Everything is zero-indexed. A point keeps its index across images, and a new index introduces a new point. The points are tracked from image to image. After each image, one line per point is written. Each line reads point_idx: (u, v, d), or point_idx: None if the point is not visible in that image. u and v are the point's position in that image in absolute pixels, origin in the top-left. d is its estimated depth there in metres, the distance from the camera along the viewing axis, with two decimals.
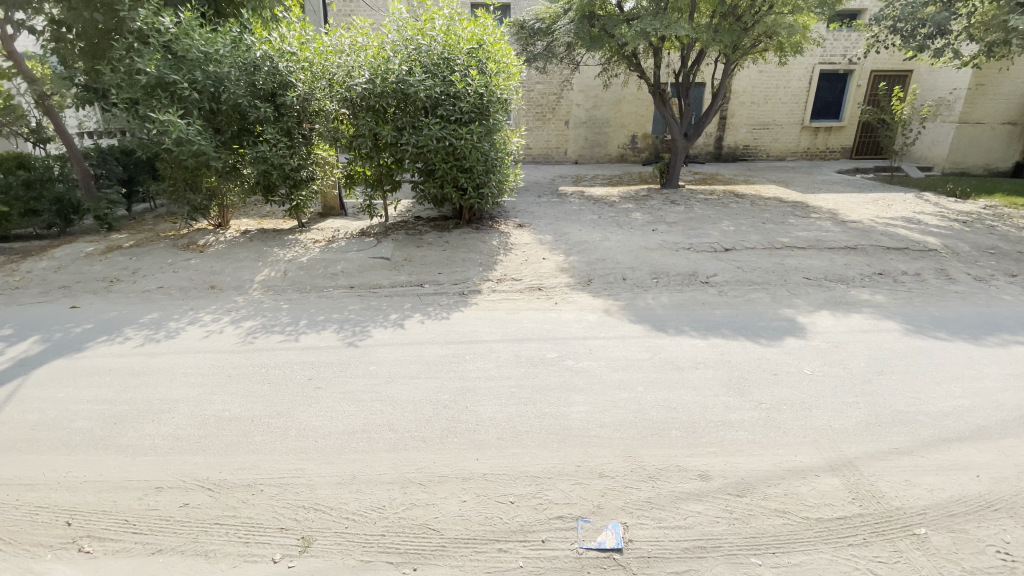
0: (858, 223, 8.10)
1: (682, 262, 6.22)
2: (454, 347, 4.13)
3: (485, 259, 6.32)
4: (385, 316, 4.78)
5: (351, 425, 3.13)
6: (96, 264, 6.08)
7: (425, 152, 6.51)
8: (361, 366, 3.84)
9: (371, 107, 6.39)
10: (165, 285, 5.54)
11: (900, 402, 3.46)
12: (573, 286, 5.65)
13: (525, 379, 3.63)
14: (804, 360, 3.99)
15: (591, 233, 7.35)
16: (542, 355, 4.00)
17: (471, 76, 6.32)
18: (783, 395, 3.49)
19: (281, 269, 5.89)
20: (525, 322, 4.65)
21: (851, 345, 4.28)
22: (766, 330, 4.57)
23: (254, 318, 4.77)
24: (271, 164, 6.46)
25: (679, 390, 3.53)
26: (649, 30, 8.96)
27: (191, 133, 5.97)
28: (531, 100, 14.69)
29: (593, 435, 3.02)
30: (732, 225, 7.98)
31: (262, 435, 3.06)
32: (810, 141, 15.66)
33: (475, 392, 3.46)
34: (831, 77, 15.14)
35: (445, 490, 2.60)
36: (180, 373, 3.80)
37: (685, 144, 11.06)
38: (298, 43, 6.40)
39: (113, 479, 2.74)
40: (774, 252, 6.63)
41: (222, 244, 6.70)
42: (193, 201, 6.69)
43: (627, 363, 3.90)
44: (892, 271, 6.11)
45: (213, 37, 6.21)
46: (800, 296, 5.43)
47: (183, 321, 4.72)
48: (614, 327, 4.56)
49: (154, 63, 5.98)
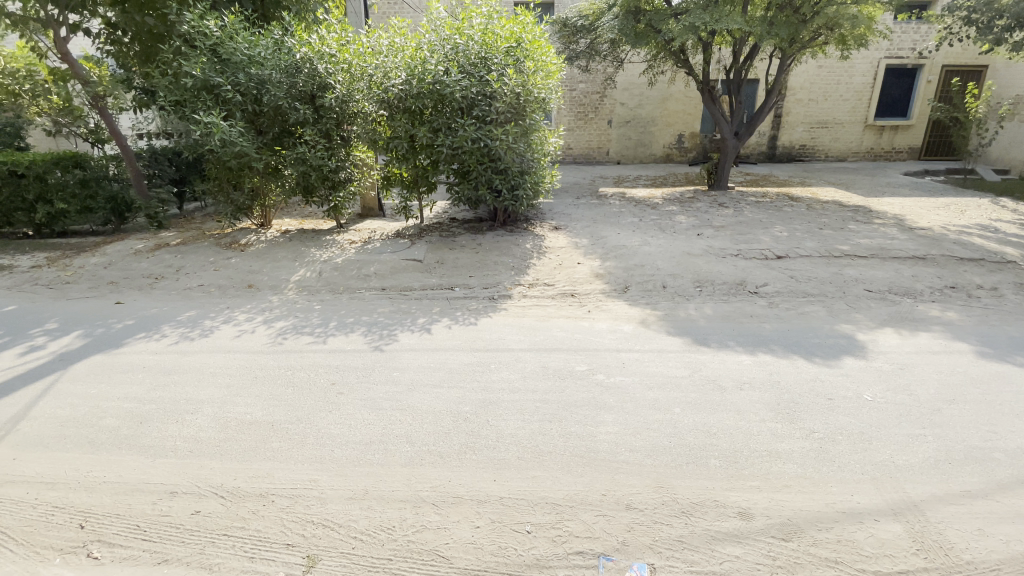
0: (928, 230, 7.40)
1: (727, 270, 5.85)
2: (479, 355, 3.98)
3: (519, 262, 6.15)
4: (414, 320, 4.70)
5: (369, 436, 3.02)
6: (143, 261, 6.33)
7: (460, 154, 6.42)
8: (384, 372, 3.74)
9: (407, 108, 6.36)
10: (206, 283, 5.68)
11: (975, 436, 3.03)
12: (609, 293, 5.39)
13: (552, 393, 3.43)
14: (864, 384, 3.60)
15: (630, 238, 7.04)
16: (572, 368, 3.78)
17: (508, 76, 6.18)
18: (839, 424, 3.13)
19: (316, 269, 5.93)
20: (555, 331, 4.44)
21: (918, 368, 3.83)
22: (820, 348, 4.17)
23: (285, 319, 4.79)
24: (310, 166, 6.54)
25: (720, 413, 3.24)
26: (698, 25, 8.54)
27: (234, 135, 6.12)
28: (573, 99, 14.43)
29: (622, 460, 2.79)
30: (784, 231, 7.47)
31: (280, 441, 3.02)
32: (874, 141, 14.62)
33: (498, 405, 3.29)
34: (898, 72, 14.07)
35: (459, 513, 2.44)
36: (209, 373, 3.84)
37: (735, 143, 10.52)
38: (337, 44, 6.43)
39: (130, 482, 2.76)
40: (831, 261, 6.13)
41: (262, 243, 6.83)
42: (237, 200, 6.88)
43: (664, 380, 3.62)
44: (966, 284, 5.51)
45: (255, 40, 6.34)
46: (860, 311, 4.96)
47: (217, 320, 4.80)
48: (651, 339, 4.29)
49: (200, 66, 6.19)
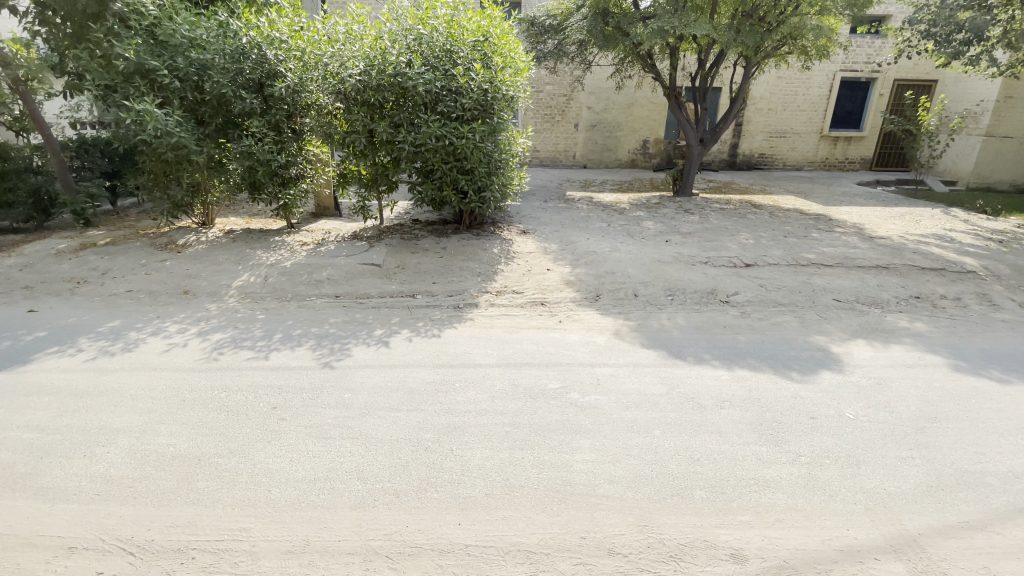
0: (887, 239, 7.55)
1: (699, 278, 5.71)
2: (442, 373, 3.62)
3: (485, 268, 5.83)
4: (370, 331, 4.29)
5: (313, 472, 2.63)
6: (64, 263, 5.63)
7: (423, 152, 6.03)
8: (335, 394, 3.32)
9: (365, 100, 5.91)
10: (135, 288, 5.07)
11: (962, 459, 2.93)
12: (580, 302, 5.14)
13: (522, 416, 3.12)
14: (844, 401, 3.47)
15: (600, 243, 6.84)
16: (544, 386, 3.48)
17: (475, 71, 5.85)
18: (826, 446, 2.97)
19: (262, 274, 5.41)
20: (525, 344, 4.14)
21: (896, 383, 3.75)
22: (797, 361, 4.04)
23: (223, 330, 4.28)
24: (256, 161, 5.98)
25: (704, 436, 3.01)
26: (667, 28, 8.46)
27: (169, 124, 5.53)
28: (540, 101, 14.20)
29: (603, 494, 2.51)
30: (751, 238, 7.46)
31: (207, 480, 2.59)
32: (828, 151, 15.11)
33: (462, 432, 2.95)
34: (852, 85, 14.58)
35: (416, 568, 2.09)
36: (128, 397, 3.32)
37: (701, 150, 10.55)
38: (289, 30, 5.92)
39: (19, 535, 2.27)
40: (800, 270, 6.10)
41: (203, 244, 6.22)
42: (174, 197, 6.25)
43: (641, 399, 3.36)
44: (929, 294, 5.57)
45: (197, 21, 5.77)
46: (832, 321, 4.90)
47: (144, 332, 4.24)
48: (626, 352, 4.05)
49: (133, 48, 5.60)
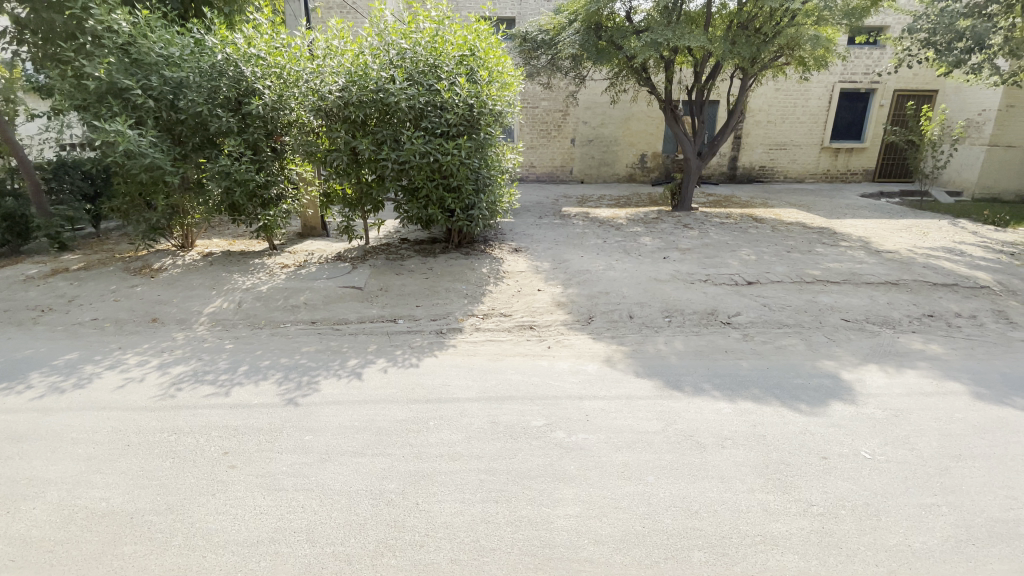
0: (895, 253, 7.25)
1: (698, 298, 5.40)
2: (417, 410, 3.30)
3: (473, 289, 5.54)
4: (343, 362, 3.99)
5: (257, 533, 2.31)
6: (31, 290, 5.38)
7: (407, 169, 5.81)
8: (294, 436, 3.02)
9: (347, 117, 5.70)
10: (101, 317, 4.81)
11: (993, 505, 2.59)
12: (571, 325, 4.83)
13: (500, 460, 2.80)
14: (859, 437, 3.13)
15: (594, 261, 6.55)
16: (527, 424, 3.16)
17: (459, 85, 5.64)
18: (840, 493, 2.64)
19: (236, 299, 5.13)
20: (509, 374, 3.82)
21: (914, 414, 3.42)
22: (805, 392, 3.70)
23: (185, 362, 4.00)
24: (233, 181, 5.72)
25: (703, 483, 2.67)
26: (661, 41, 8.32)
27: (142, 144, 5.27)
28: (535, 117, 14.06)
29: (586, 559, 2.18)
30: (752, 254, 7.16)
31: (136, 544, 2.28)
32: (829, 163, 14.89)
33: (432, 480, 2.63)
34: (851, 96, 14.39)
35: None
36: (67, 442, 3.02)
37: (699, 163, 10.31)
38: (267, 46, 5.73)
39: None
40: (804, 288, 5.79)
41: (179, 267, 5.97)
42: (150, 220, 6.02)
43: (634, 438, 3.04)
44: (943, 312, 5.25)
45: (173, 38, 5.60)
46: (840, 344, 4.58)
47: (102, 365, 3.95)
48: (618, 382, 3.75)
49: (105, 67, 5.41)
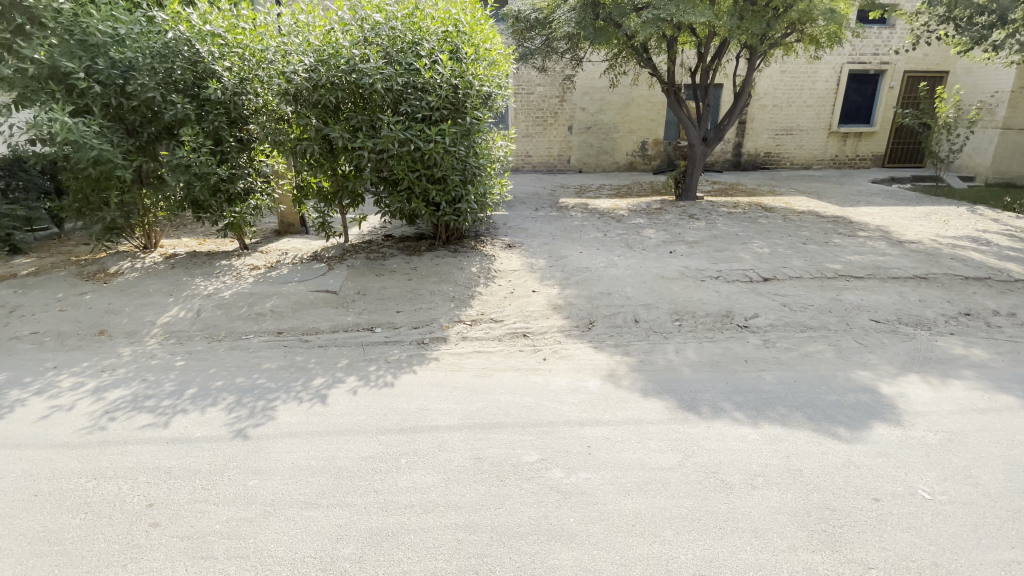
0: (918, 243, 6.73)
1: (711, 297, 4.88)
2: (388, 442, 2.80)
3: (460, 290, 5.00)
4: (307, 382, 3.47)
5: None
6: None
7: (387, 159, 5.26)
8: (237, 481, 2.51)
9: (317, 102, 5.11)
10: (41, 330, 4.26)
11: None
12: (569, 332, 4.31)
13: (484, 511, 2.30)
14: (913, 470, 2.62)
15: (594, 257, 6.02)
16: (517, 460, 2.65)
17: (442, 64, 5.09)
18: (903, 550, 2.13)
19: (194, 307, 4.59)
20: (498, 395, 3.30)
21: (971, 438, 2.91)
22: (841, 410, 3.19)
23: (125, 385, 3.47)
24: (194, 174, 5.15)
25: (732, 540, 2.16)
26: (663, 17, 7.72)
27: (86, 134, 4.70)
28: (530, 104, 13.42)
29: None
30: (764, 247, 6.62)
31: None
32: (837, 148, 14.31)
33: (396, 542, 2.13)
34: (860, 78, 13.80)
35: None
36: None
37: (704, 149, 9.71)
38: (226, 23, 5.14)
39: None
40: (825, 284, 5.26)
41: (137, 271, 5.41)
42: (105, 219, 5.44)
43: (646, 478, 2.53)
44: (981, 309, 4.74)
45: (120, 15, 4.96)
46: (873, 350, 4.06)
47: (30, 390, 3.41)
48: (624, 402, 3.24)
49: (46, 50, 4.79)
